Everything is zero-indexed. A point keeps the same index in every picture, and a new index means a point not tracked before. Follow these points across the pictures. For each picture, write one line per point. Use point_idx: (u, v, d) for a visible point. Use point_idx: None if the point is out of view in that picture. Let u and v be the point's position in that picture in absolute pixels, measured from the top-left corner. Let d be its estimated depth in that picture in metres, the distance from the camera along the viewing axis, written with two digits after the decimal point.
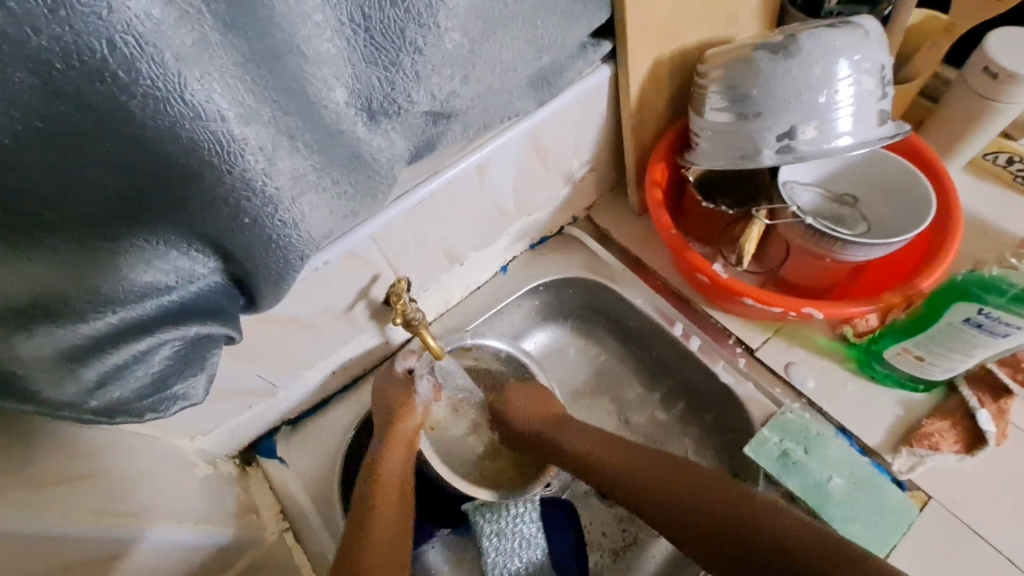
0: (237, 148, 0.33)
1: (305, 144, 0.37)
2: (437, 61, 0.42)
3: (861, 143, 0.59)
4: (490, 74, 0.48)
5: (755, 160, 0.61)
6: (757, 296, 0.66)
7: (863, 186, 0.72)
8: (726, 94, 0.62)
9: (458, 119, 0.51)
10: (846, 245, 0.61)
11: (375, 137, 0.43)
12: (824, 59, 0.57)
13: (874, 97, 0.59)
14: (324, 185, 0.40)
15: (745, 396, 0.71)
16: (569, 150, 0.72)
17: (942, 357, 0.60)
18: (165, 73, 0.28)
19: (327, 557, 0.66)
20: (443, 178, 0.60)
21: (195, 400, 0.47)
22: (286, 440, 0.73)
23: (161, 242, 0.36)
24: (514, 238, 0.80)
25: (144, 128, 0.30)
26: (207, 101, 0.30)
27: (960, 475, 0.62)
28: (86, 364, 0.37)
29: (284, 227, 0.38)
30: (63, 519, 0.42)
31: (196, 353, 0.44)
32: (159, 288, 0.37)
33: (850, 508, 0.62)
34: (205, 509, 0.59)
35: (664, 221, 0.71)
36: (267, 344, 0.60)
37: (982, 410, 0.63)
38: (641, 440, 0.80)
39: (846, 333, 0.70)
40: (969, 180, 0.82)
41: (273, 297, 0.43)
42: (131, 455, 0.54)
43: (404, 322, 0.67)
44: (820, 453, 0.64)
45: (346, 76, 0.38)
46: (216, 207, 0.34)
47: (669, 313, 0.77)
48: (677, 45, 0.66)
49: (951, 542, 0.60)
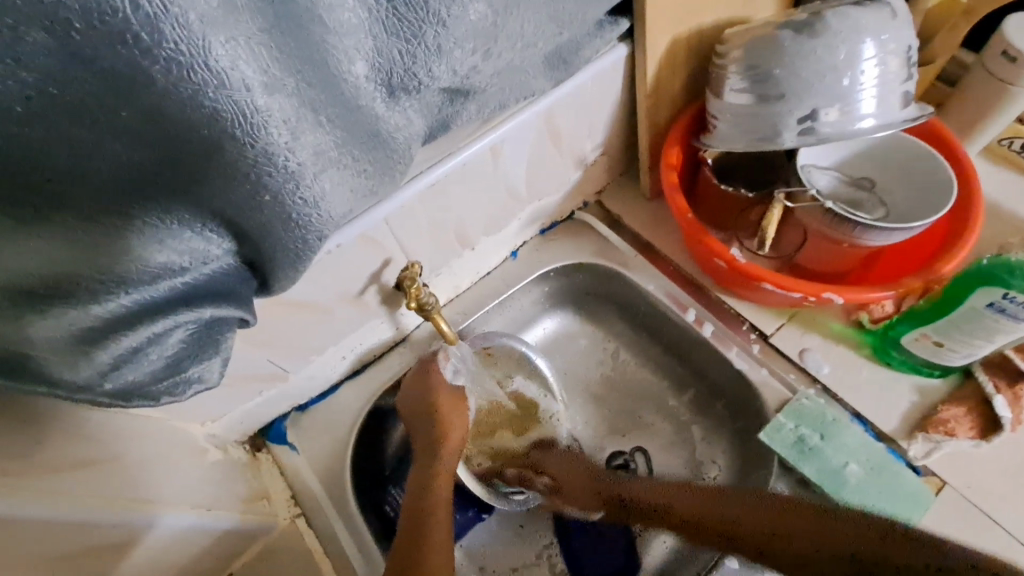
0: (260, 121, 0.31)
1: (328, 119, 0.36)
2: (460, 34, 0.40)
3: (884, 125, 0.58)
4: (512, 49, 0.47)
5: (774, 143, 0.60)
6: (775, 281, 0.65)
7: (881, 170, 0.71)
8: (746, 74, 0.60)
9: (475, 98, 0.50)
10: (867, 229, 0.60)
11: (395, 114, 0.41)
12: (849, 39, 0.56)
13: (899, 79, 0.58)
14: (344, 162, 0.38)
15: (759, 382, 0.70)
16: (583, 132, 0.70)
17: (961, 343, 0.59)
18: (189, 37, 0.27)
19: (339, 543, 0.66)
20: (458, 160, 0.58)
21: (210, 383, 0.46)
22: (297, 427, 0.72)
23: (175, 221, 0.34)
24: (525, 222, 0.79)
25: (165, 95, 0.28)
26: (232, 68, 0.29)
27: (976, 461, 0.62)
28: (99, 347, 0.36)
29: (306, 205, 0.37)
30: (75, 505, 0.41)
31: (210, 336, 0.42)
32: (173, 269, 0.36)
33: (866, 493, 0.61)
34: (215, 494, 0.58)
35: (680, 205, 0.70)
36: (278, 329, 0.59)
37: (999, 396, 0.62)
38: (652, 428, 0.80)
39: (863, 319, 0.70)
40: (984, 165, 0.81)
41: (288, 279, 0.42)
42: (145, 441, 0.53)
43: (417, 306, 0.66)
44: (836, 439, 0.64)
45: (367, 48, 0.37)
46: (237, 183, 0.33)
47: (681, 299, 0.76)
48: (695, 24, 0.65)
49: (966, 528, 0.60)
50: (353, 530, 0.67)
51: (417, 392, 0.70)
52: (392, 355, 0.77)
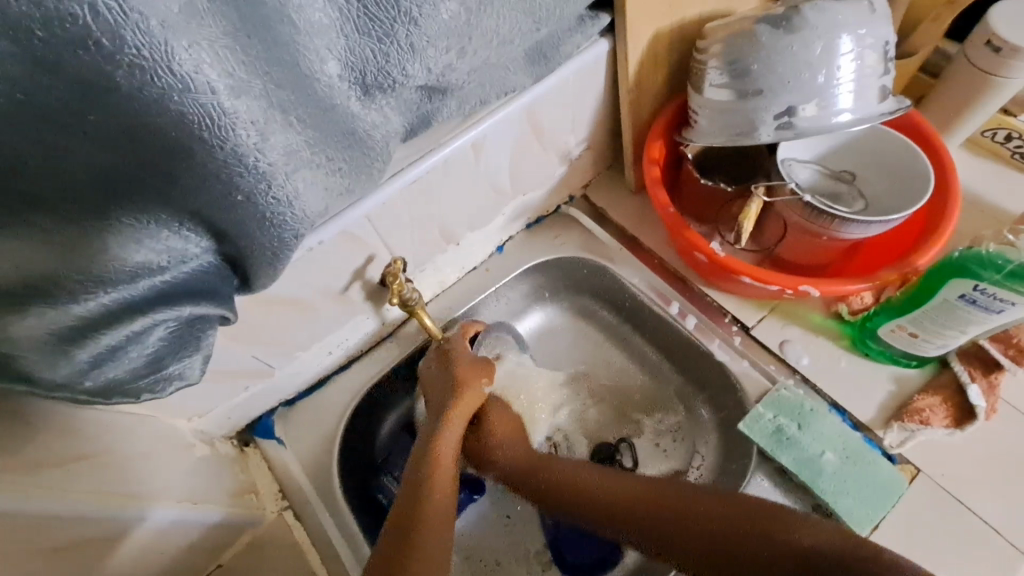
0: (227, 123, 0.32)
1: (299, 119, 0.36)
2: (433, 33, 0.41)
3: (860, 120, 0.58)
4: (487, 46, 0.47)
5: (752, 138, 0.60)
6: (753, 274, 0.66)
7: (862, 163, 0.71)
8: (726, 69, 0.60)
9: (453, 95, 0.50)
10: (843, 222, 0.61)
11: (370, 112, 0.41)
12: (827, 35, 0.56)
13: (877, 73, 0.59)
14: (317, 161, 0.39)
15: (740, 373, 0.71)
16: (567, 127, 0.70)
17: (936, 333, 0.60)
18: (151, 42, 0.28)
19: (326, 534, 0.67)
20: (439, 157, 0.59)
21: (192, 380, 0.46)
22: (285, 421, 0.73)
23: (152, 221, 0.35)
24: (510, 217, 0.79)
25: (131, 99, 0.29)
26: (196, 72, 0.30)
27: (949, 448, 0.64)
28: (79, 345, 0.36)
29: (279, 204, 0.37)
30: (66, 497, 0.43)
31: (191, 333, 0.43)
32: (151, 268, 0.36)
33: (841, 481, 0.63)
34: (202, 489, 0.59)
35: (662, 199, 0.70)
36: (262, 325, 0.59)
37: (973, 385, 0.64)
38: (638, 419, 0.81)
39: (842, 311, 0.71)
40: (965, 156, 0.82)
41: (268, 277, 0.42)
42: (131, 437, 0.54)
43: (400, 302, 0.67)
44: (814, 428, 0.65)
45: (338, 47, 0.37)
46: (208, 184, 0.34)
47: (665, 292, 0.77)
48: (678, 18, 0.65)
49: (939, 513, 0.61)
50: (341, 522, 0.68)
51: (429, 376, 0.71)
52: (379, 349, 0.77)
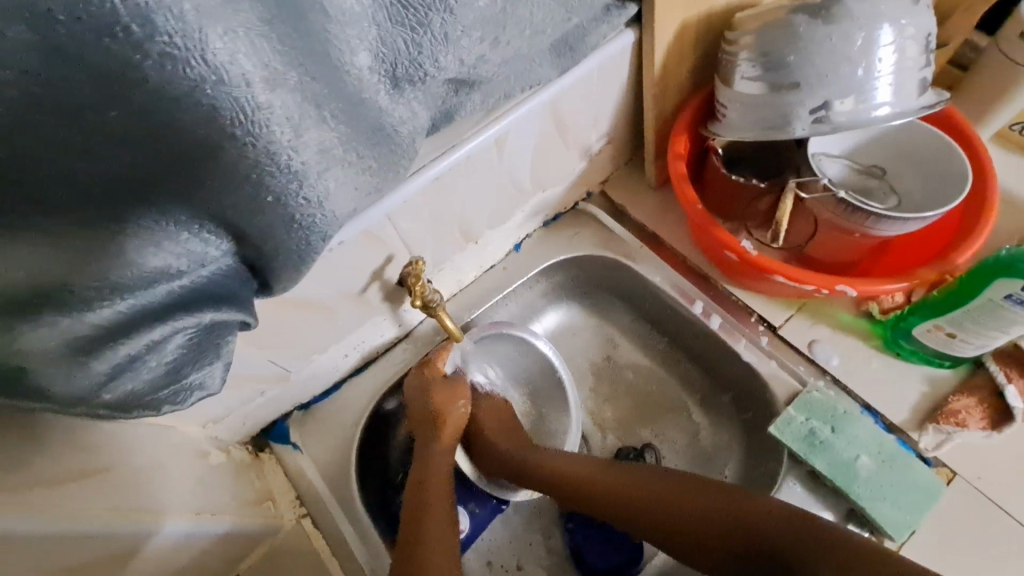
0: (261, 118, 0.30)
1: (332, 114, 0.34)
2: (468, 21, 0.39)
3: (900, 114, 0.56)
4: (519, 37, 0.45)
5: (784, 132, 0.58)
6: (788, 274, 0.64)
7: (894, 158, 0.69)
8: (759, 61, 0.58)
9: (479, 89, 0.47)
10: (880, 219, 0.59)
11: (400, 107, 0.39)
12: (867, 25, 0.54)
13: (916, 65, 0.56)
14: (350, 160, 0.36)
15: (768, 374, 0.69)
16: (589, 121, 0.68)
17: (976, 334, 0.58)
18: (184, 29, 0.26)
19: (345, 541, 0.65)
20: (463, 153, 0.56)
21: (212, 390, 0.44)
22: (300, 425, 0.71)
23: (172, 223, 0.32)
24: (528, 215, 0.77)
25: (158, 92, 0.27)
26: (230, 63, 0.28)
27: (985, 451, 0.62)
28: (95, 356, 0.34)
29: (309, 205, 0.35)
30: (81, 516, 0.41)
31: (211, 340, 0.40)
32: (170, 273, 0.34)
33: (876, 487, 0.61)
34: (218, 498, 0.57)
35: (688, 195, 0.68)
36: (279, 328, 0.57)
37: (1010, 386, 0.62)
38: (660, 419, 0.79)
39: (872, 310, 0.69)
40: (994, 150, 0.80)
41: (291, 281, 0.40)
42: (144, 449, 0.52)
43: (422, 304, 0.65)
44: (847, 432, 0.63)
45: (371, 37, 0.35)
46: (237, 184, 0.31)
47: (688, 291, 0.75)
48: (706, 7, 0.62)
49: (975, 518, 0.60)
50: (360, 530, 0.66)
51: (423, 390, 0.68)
52: (395, 351, 0.75)
